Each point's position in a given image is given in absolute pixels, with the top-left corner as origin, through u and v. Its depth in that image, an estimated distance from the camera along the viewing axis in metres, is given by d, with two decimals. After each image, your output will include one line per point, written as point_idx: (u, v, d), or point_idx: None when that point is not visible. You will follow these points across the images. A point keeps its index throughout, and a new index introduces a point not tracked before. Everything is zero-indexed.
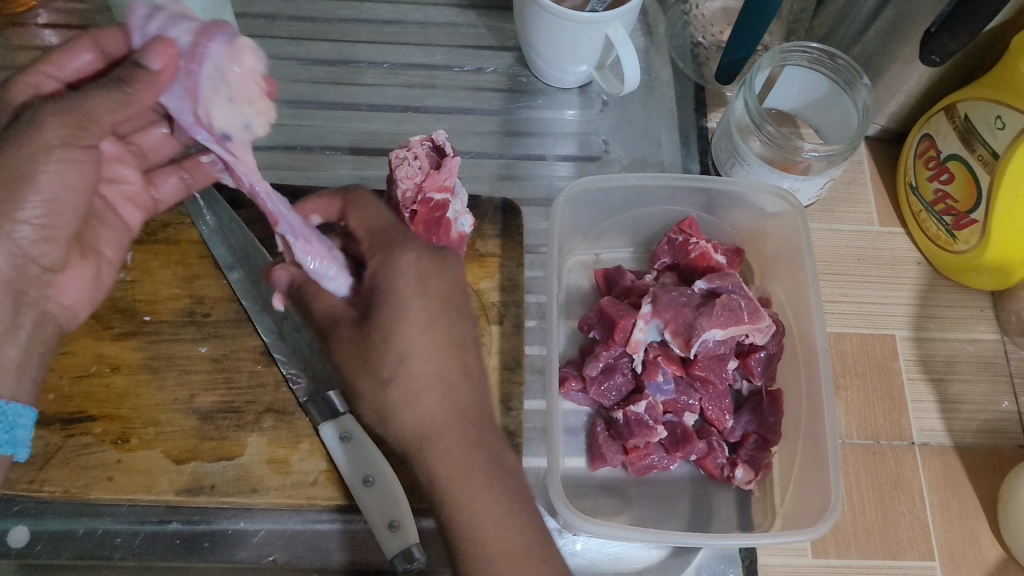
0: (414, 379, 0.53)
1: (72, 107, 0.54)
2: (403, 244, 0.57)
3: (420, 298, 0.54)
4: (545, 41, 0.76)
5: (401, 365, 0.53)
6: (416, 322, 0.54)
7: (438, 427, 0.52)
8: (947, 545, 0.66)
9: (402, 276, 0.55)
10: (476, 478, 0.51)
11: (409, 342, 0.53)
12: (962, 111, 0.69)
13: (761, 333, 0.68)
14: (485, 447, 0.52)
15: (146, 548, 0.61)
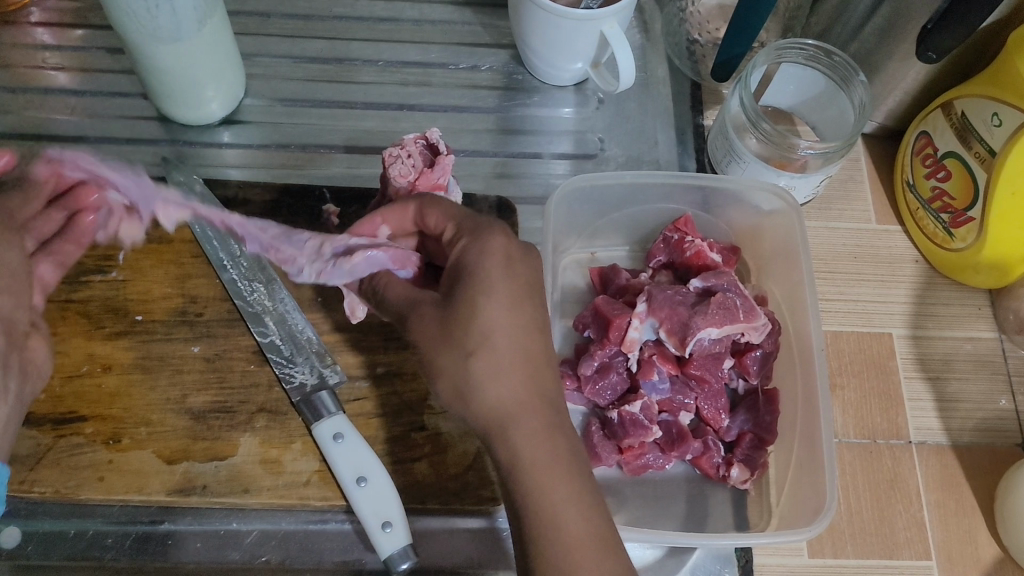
0: (497, 357, 0.52)
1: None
2: (492, 226, 0.55)
3: (507, 276, 0.53)
4: (540, 38, 0.76)
5: (487, 342, 0.52)
6: (502, 302, 0.52)
7: (518, 409, 0.52)
8: (944, 544, 0.65)
9: (488, 256, 0.53)
10: (554, 463, 0.51)
11: (493, 319, 0.52)
12: (959, 108, 0.69)
13: (757, 332, 0.67)
14: (562, 431, 0.52)
15: (138, 549, 0.61)
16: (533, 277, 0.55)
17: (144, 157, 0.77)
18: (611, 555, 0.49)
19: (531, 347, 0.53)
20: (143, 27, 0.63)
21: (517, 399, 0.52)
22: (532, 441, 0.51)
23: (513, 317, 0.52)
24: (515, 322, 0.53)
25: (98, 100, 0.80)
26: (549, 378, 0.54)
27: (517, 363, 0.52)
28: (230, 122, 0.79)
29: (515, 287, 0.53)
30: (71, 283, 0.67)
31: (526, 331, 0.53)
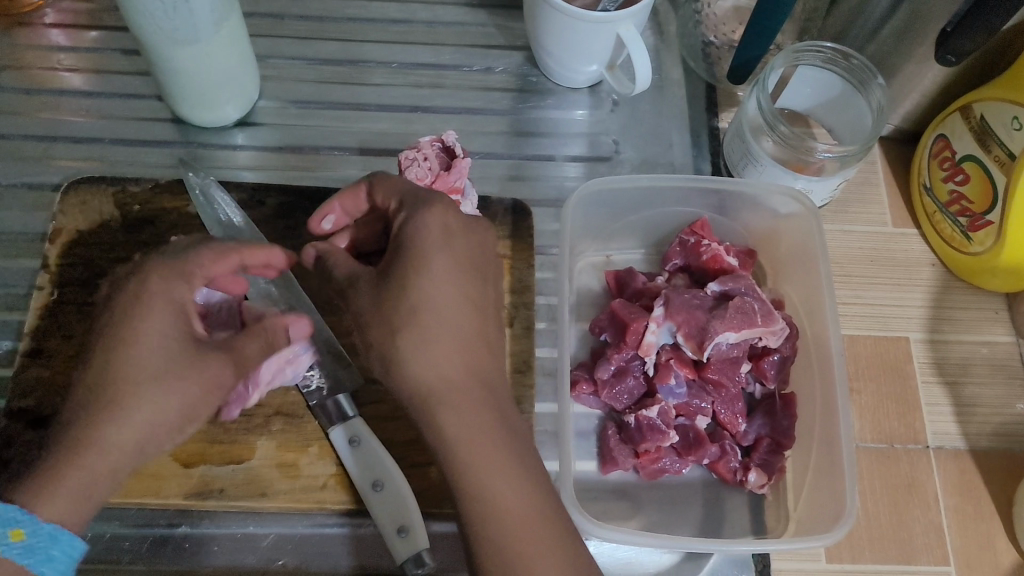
0: (426, 328, 0.52)
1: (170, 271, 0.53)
2: (432, 200, 0.56)
3: (447, 252, 0.54)
4: (555, 41, 0.76)
5: (414, 316, 0.52)
6: (438, 275, 0.53)
7: (454, 386, 0.52)
8: (963, 549, 0.65)
9: (426, 231, 0.54)
10: (486, 440, 0.50)
11: (428, 291, 0.52)
12: (977, 111, 0.68)
13: (775, 337, 0.67)
14: (498, 410, 0.52)
15: (154, 553, 0.61)
16: (473, 253, 0.55)
17: (159, 159, 0.77)
18: (547, 538, 0.49)
19: (469, 323, 0.53)
20: (161, 30, 0.63)
21: (450, 371, 0.52)
22: (462, 414, 0.51)
23: (451, 291, 0.53)
24: (455, 295, 0.53)
25: (112, 101, 0.80)
26: (487, 358, 0.54)
27: (451, 336, 0.52)
28: (244, 124, 0.79)
29: (453, 261, 0.54)
30: (88, 286, 0.67)
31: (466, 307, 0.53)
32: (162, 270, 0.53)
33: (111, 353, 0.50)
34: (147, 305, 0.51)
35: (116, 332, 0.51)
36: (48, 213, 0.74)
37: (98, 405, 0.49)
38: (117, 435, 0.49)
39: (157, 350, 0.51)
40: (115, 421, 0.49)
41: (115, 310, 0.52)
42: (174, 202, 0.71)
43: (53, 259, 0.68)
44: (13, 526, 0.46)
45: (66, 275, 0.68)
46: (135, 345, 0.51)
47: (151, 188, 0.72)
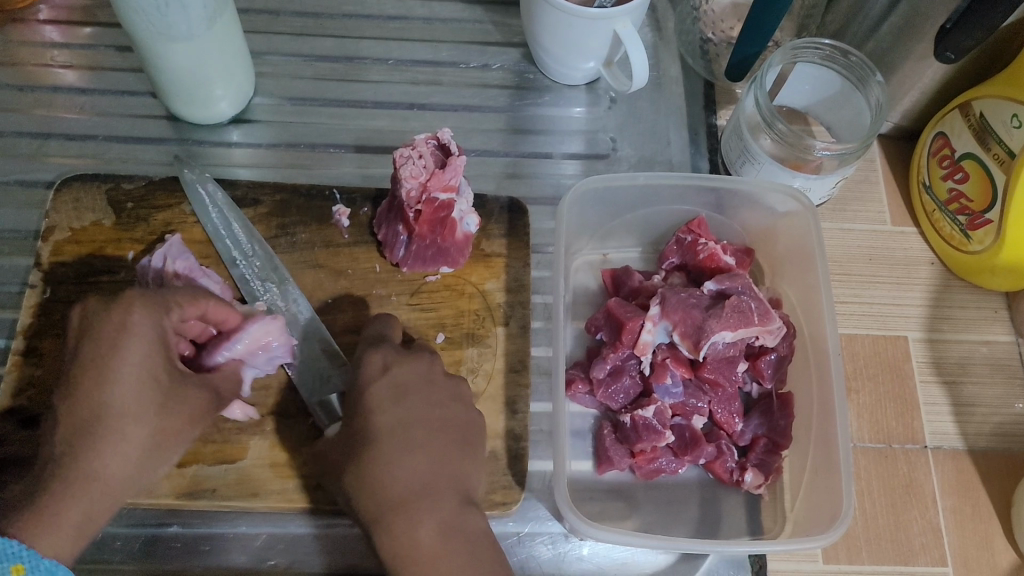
0: (376, 453, 0.55)
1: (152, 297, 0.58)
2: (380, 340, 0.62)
3: (387, 382, 0.58)
4: (552, 38, 0.75)
5: (361, 443, 0.56)
6: (379, 407, 0.57)
7: (403, 499, 0.53)
8: (961, 550, 0.64)
9: (368, 365, 0.59)
10: (435, 551, 0.52)
11: (371, 421, 0.57)
12: (977, 109, 0.68)
13: (772, 335, 0.67)
14: (448, 519, 0.53)
15: (146, 553, 0.61)
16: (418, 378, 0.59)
17: (153, 156, 0.77)
18: None
19: (414, 441, 0.56)
20: (154, 27, 0.63)
21: (399, 486, 0.54)
22: (404, 526, 0.52)
23: (395, 418, 0.57)
24: (402, 422, 0.57)
25: (106, 98, 0.79)
26: (442, 467, 0.55)
27: (397, 451, 0.55)
28: (239, 121, 0.79)
29: (396, 392, 0.58)
30: (80, 285, 0.67)
31: (409, 429, 0.57)
32: (142, 301, 0.57)
33: (93, 390, 0.55)
34: (128, 335, 0.56)
35: (99, 369, 0.55)
36: (41, 210, 0.74)
37: (81, 443, 0.54)
38: (96, 468, 0.54)
39: (135, 392, 0.55)
40: (97, 457, 0.54)
41: (98, 342, 0.56)
42: (168, 199, 0.71)
43: (45, 258, 0.68)
44: (15, 563, 0.50)
45: (58, 273, 0.67)
46: (112, 386, 0.55)
47: (145, 186, 0.71)
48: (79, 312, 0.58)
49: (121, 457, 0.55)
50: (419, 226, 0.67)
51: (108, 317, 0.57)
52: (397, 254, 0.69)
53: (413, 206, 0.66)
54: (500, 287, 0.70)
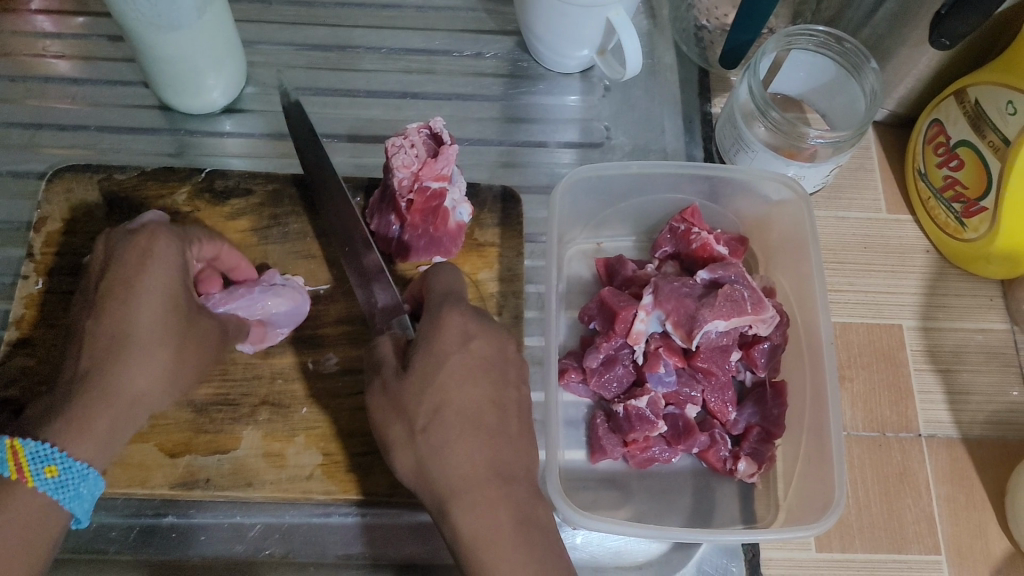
0: (449, 428, 0.52)
1: (173, 230, 0.62)
2: (447, 306, 0.57)
3: (463, 354, 0.54)
4: (546, 25, 0.75)
5: (436, 417, 0.52)
6: (455, 379, 0.53)
7: (470, 482, 0.50)
8: (955, 539, 0.65)
9: (446, 334, 0.55)
10: (504, 536, 0.49)
11: (450, 394, 0.53)
12: (972, 96, 0.67)
13: (765, 325, 0.66)
14: (518, 506, 0.50)
15: (141, 542, 0.61)
16: (495, 355, 0.56)
17: (145, 146, 0.76)
18: None
19: (483, 419, 0.53)
20: (142, 16, 0.62)
21: (475, 467, 0.51)
22: (482, 507, 0.50)
23: (471, 393, 0.53)
24: (482, 400, 0.53)
25: (97, 88, 0.79)
26: (511, 450, 0.53)
27: (465, 430, 0.52)
28: (232, 111, 0.78)
29: (472, 365, 0.54)
30: (71, 275, 0.67)
31: (479, 406, 0.53)
32: (161, 231, 0.61)
33: (121, 308, 0.58)
34: (151, 258, 0.59)
35: (121, 291, 0.58)
36: (33, 200, 0.74)
37: (115, 360, 0.57)
38: (121, 389, 0.56)
39: (156, 304, 0.58)
40: (124, 375, 0.56)
41: (124, 268, 0.59)
42: (160, 189, 0.71)
43: (39, 248, 0.68)
44: (48, 464, 0.53)
45: (51, 264, 0.67)
46: (142, 303, 0.58)
47: (137, 176, 0.71)
48: (103, 244, 0.62)
49: (150, 337, 0.57)
50: (411, 215, 0.66)
51: (131, 240, 0.60)
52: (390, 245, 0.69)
53: (406, 195, 0.66)
54: (493, 277, 0.70)
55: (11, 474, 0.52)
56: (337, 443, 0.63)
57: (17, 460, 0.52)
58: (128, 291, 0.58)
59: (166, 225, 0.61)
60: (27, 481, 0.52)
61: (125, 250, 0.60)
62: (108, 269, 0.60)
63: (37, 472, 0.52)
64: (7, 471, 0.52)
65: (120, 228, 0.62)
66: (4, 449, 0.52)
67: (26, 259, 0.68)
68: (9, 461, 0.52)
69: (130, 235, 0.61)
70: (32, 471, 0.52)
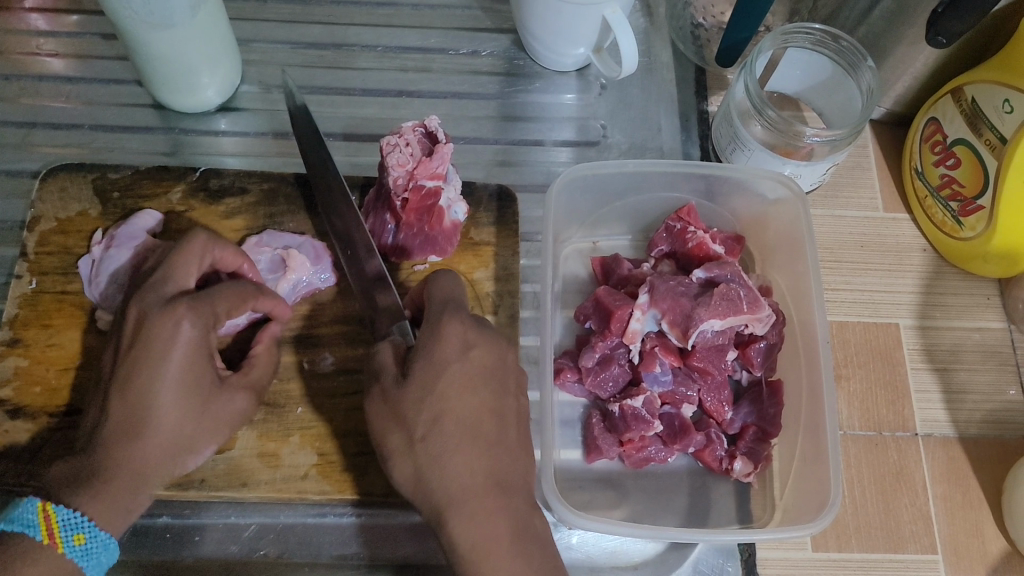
0: (447, 438, 0.52)
1: (203, 303, 0.57)
2: (446, 314, 0.56)
3: (466, 362, 0.54)
4: (542, 23, 0.74)
5: (435, 426, 0.52)
6: (455, 389, 0.53)
7: (468, 492, 0.50)
8: (951, 538, 0.64)
9: (447, 343, 0.54)
10: (501, 547, 0.49)
11: (449, 403, 0.53)
12: (969, 94, 0.67)
13: (761, 324, 0.66)
14: (516, 516, 0.50)
15: (136, 542, 0.61)
16: (495, 363, 0.55)
17: (140, 145, 0.76)
18: None
19: (482, 428, 0.52)
20: (136, 14, 0.62)
21: (475, 478, 0.51)
22: (479, 518, 0.50)
23: (471, 402, 0.53)
24: (481, 409, 0.53)
25: (92, 86, 0.79)
26: (508, 460, 0.52)
27: (464, 439, 0.52)
28: (227, 109, 0.78)
29: (472, 375, 0.54)
30: (64, 274, 0.67)
31: (477, 416, 0.53)
32: (191, 310, 0.57)
33: (142, 391, 0.55)
34: (178, 344, 0.56)
35: (142, 373, 0.55)
36: (27, 199, 0.74)
37: (132, 439, 0.55)
38: (144, 467, 0.55)
39: (177, 391, 0.56)
40: (145, 453, 0.55)
41: (148, 344, 0.55)
42: (155, 188, 0.70)
43: (33, 247, 0.68)
44: (76, 532, 0.52)
45: (45, 263, 0.67)
46: (160, 387, 0.55)
47: (131, 175, 0.71)
48: (134, 308, 0.57)
49: (170, 419, 0.56)
50: (406, 214, 0.66)
51: (158, 316, 0.56)
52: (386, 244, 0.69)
53: (401, 194, 0.66)
54: (489, 276, 0.69)
55: (41, 538, 0.52)
56: (332, 443, 0.62)
57: (50, 524, 0.52)
58: (150, 373, 0.55)
59: (192, 299, 0.57)
60: (56, 548, 0.52)
61: (153, 324, 0.56)
62: (132, 343, 0.56)
63: (65, 539, 0.52)
64: (39, 536, 0.52)
65: (146, 291, 0.58)
66: (37, 512, 0.52)
67: (20, 258, 0.67)
68: (41, 523, 0.52)
69: (158, 308, 0.56)
70: (61, 538, 0.52)
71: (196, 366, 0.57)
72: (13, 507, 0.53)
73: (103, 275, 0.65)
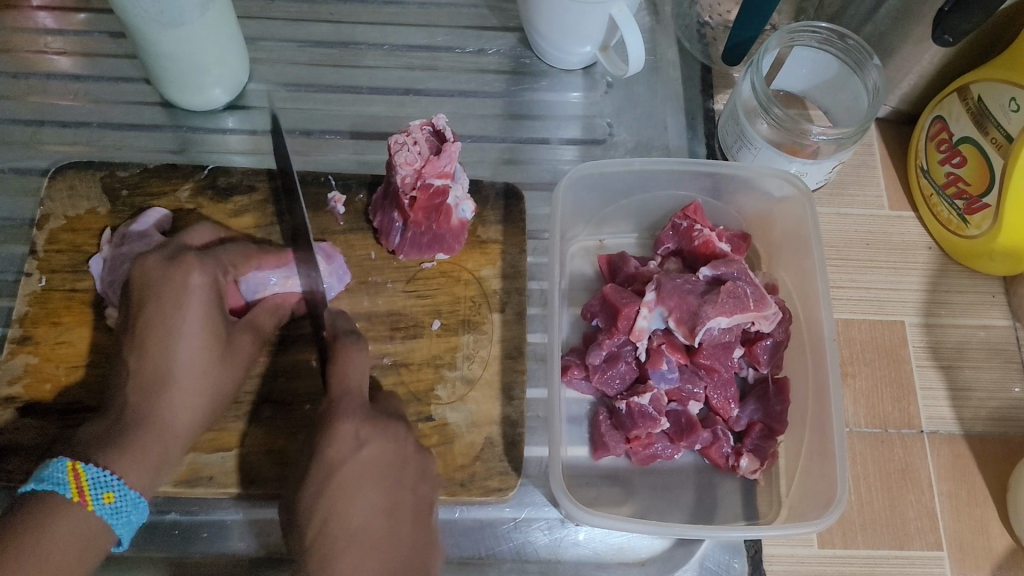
0: (336, 540, 0.53)
1: (210, 259, 0.62)
2: (342, 411, 0.58)
3: (356, 461, 0.56)
4: (548, 22, 0.75)
5: (323, 529, 0.54)
6: (345, 488, 0.55)
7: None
8: (957, 534, 0.65)
9: (337, 441, 0.57)
10: None
11: (338, 505, 0.54)
12: (975, 92, 0.67)
13: (768, 321, 0.66)
14: None
15: (145, 538, 0.62)
16: (388, 461, 0.57)
17: (147, 143, 0.77)
18: None
19: (370, 527, 0.54)
20: (145, 13, 0.62)
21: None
22: None
23: (361, 503, 0.55)
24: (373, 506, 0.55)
25: (100, 85, 0.79)
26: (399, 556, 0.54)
27: (352, 538, 0.53)
28: (234, 108, 0.78)
29: (363, 473, 0.56)
30: (74, 273, 0.67)
31: (368, 515, 0.54)
32: (198, 263, 0.61)
33: (161, 343, 0.58)
34: (190, 294, 0.60)
35: (161, 326, 0.59)
36: (36, 197, 0.74)
37: (154, 394, 0.57)
38: (168, 419, 0.58)
39: (194, 345, 0.59)
40: (167, 406, 0.58)
41: (162, 297, 0.59)
42: (163, 186, 0.71)
43: (42, 246, 0.68)
44: (107, 490, 0.54)
45: (54, 262, 0.67)
46: (181, 340, 0.59)
47: (140, 173, 0.71)
48: (137, 272, 0.61)
49: (190, 372, 0.58)
50: (414, 213, 0.66)
51: (166, 271, 0.60)
52: (394, 241, 0.69)
53: (408, 193, 0.66)
54: (496, 274, 0.70)
55: (72, 495, 0.52)
56: None
57: (79, 483, 0.53)
58: (166, 322, 0.59)
59: (197, 255, 0.62)
60: (87, 505, 0.53)
61: (163, 276, 0.60)
62: (144, 297, 0.60)
63: (96, 497, 0.53)
64: (69, 494, 0.52)
65: (154, 252, 0.62)
66: (67, 471, 0.53)
67: (29, 256, 0.68)
68: (70, 483, 0.53)
69: (165, 265, 0.61)
70: (91, 495, 0.53)
71: (211, 318, 0.60)
72: (41, 469, 0.54)
73: (112, 274, 0.66)
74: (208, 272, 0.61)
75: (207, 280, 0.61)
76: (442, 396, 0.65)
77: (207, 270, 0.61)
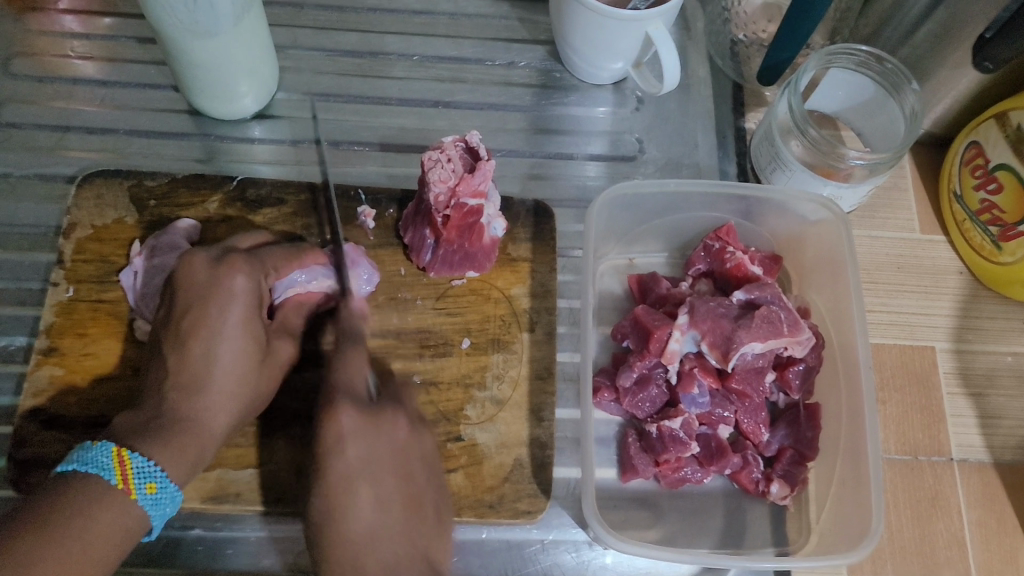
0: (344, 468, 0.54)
1: (254, 262, 0.62)
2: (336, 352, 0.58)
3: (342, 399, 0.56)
4: (582, 37, 0.74)
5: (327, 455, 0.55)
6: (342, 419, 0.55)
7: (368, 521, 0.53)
8: (986, 565, 0.64)
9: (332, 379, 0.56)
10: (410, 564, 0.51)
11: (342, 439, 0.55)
12: (1015, 120, 0.66)
13: (801, 346, 0.66)
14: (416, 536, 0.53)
15: (170, 555, 0.61)
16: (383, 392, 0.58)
17: (173, 151, 0.76)
18: None
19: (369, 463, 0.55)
20: (180, 23, 0.62)
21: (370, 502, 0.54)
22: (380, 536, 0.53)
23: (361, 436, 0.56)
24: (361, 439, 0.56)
25: (126, 90, 0.78)
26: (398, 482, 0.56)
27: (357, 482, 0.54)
28: (261, 116, 0.78)
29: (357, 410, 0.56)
30: (103, 284, 0.67)
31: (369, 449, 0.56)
32: (242, 265, 0.61)
33: (204, 343, 0.58)
34: (234, 295, 0.59)
35: (204, 327, 0.58)
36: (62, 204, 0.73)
37: (189, 396, 0.57)
38: (201, 423, 0.56)
39: (234, 349, 0.58)
40: (205, 414, 0.57)
41: (204, 301, 0.59)
42: (191, 197, 0.70)
43: (69, 255, 0.67)
44: (149, 481, 0.52)
45: (81, 272, 0.67)
46: (224, 342, 0.58)
47: (168, 183, 0.71)
48: (183, 270, 0.60)
49: (228, 377, 0.58)
50: (447, 231, 0.66)
51: (211, 272, 0.60)
52: (424, 258, 0.68)
53: (442, 211, 0.65)
54: (526, 292, 0.69)
55: (116, 482, 0.51)
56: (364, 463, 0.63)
57: (124, 471, 0.52)
58: (209, 327, 0.58)
59: (241, 255, 0.62)
60: (130, 493, 0.51)
61: (209, 278, 0.60)
62: (186, 298, 0.59)
63: (139, 486, 0.52)
64: (114, 480, 0.51)
65: (200, 251, 0.61)
66: (112, 457, 0.52)
67: (55, 265, 0.67)
68: (115, 468, 0.52)
69: (209, 266, 0.60)
70: (135, 484, 0.52)
71: (251, 323, 0.60)
72: (84, 448, 0.53)
73: (144, 287, 0.65)
74: (252, 275, 0.61)
75: (247, 281, 0.60)
76: (471, 415, 0.65)
77: (250, 273, 0.61)
